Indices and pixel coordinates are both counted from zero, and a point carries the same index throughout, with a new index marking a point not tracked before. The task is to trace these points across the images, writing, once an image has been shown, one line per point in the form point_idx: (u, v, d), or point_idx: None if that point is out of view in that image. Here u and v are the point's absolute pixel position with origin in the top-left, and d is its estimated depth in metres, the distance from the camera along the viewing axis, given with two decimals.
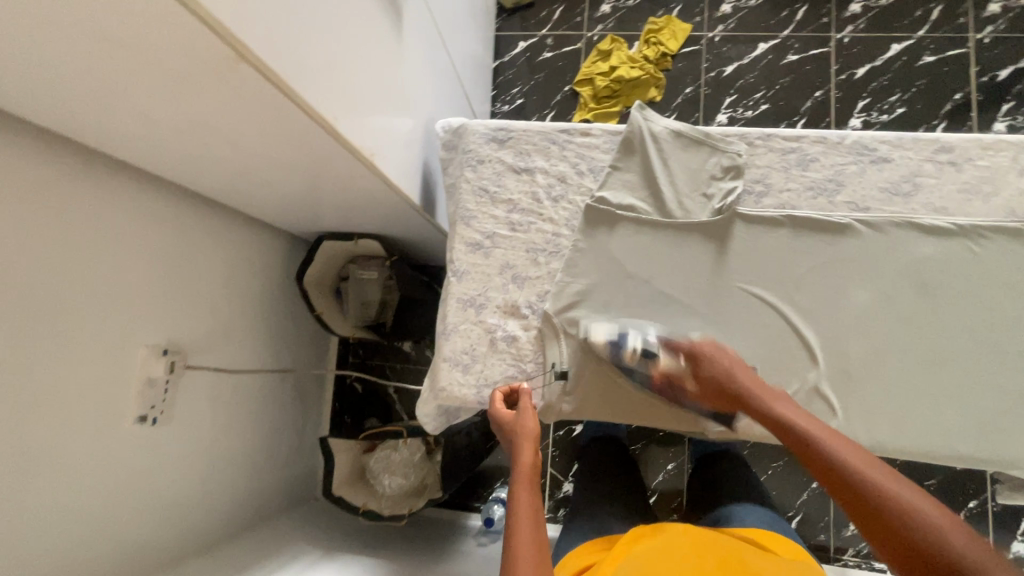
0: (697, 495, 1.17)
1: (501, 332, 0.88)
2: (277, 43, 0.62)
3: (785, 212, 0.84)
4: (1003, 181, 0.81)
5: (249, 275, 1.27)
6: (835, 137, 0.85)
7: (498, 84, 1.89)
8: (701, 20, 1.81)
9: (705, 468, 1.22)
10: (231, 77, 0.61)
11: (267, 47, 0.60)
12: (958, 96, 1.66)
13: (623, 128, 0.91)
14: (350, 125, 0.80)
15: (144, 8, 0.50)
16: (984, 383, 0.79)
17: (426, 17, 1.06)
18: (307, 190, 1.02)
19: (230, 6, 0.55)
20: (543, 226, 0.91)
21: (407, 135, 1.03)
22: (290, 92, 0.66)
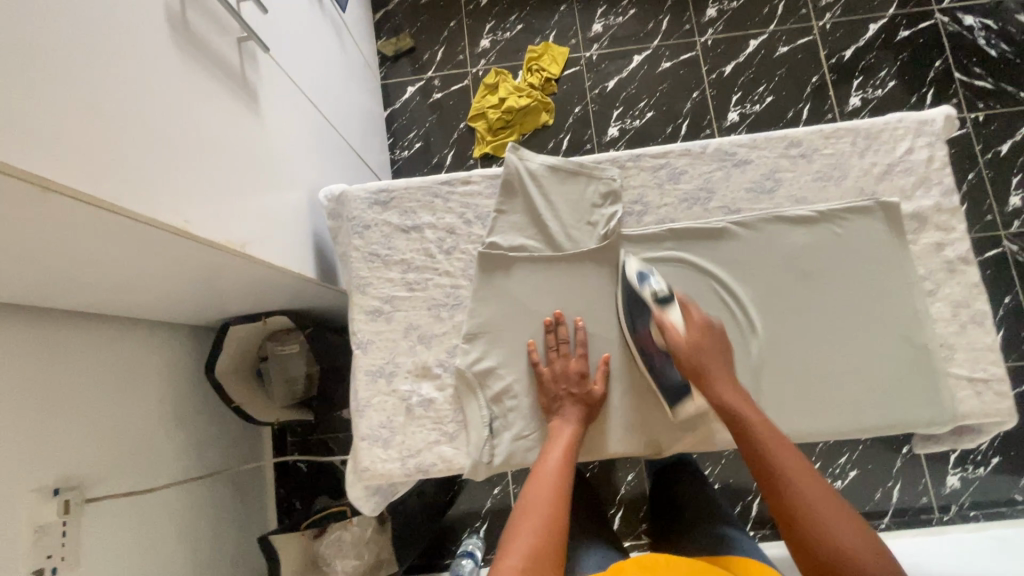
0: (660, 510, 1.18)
1: (417, 397, 0.85)
2: (93, 162, 0.57)
3: (666, 227, 0.87)
4: (849, 165, 0.88)
5: (152, 381, 1.18)
6: (697, 148, 0.90)
7: (393, 131, 1.88)
8: (576, 42, 1.89)
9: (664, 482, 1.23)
10: (45, 209, 0.55)
11: (78, 170, 0.55)
12: (815, 79, 1.81)
13: (501, 170, 0.92)
14: (211, 223, 0.74)
15: None
16: (878, 352, 0.82)
17: (290, 88, 1.03)
18: (191, 287, 0.96)
19: (18, 139, 0.49)
20: (441, 280, 0.89)
21: (290, 211, 0.98)
22: (121, 210, 0.60)
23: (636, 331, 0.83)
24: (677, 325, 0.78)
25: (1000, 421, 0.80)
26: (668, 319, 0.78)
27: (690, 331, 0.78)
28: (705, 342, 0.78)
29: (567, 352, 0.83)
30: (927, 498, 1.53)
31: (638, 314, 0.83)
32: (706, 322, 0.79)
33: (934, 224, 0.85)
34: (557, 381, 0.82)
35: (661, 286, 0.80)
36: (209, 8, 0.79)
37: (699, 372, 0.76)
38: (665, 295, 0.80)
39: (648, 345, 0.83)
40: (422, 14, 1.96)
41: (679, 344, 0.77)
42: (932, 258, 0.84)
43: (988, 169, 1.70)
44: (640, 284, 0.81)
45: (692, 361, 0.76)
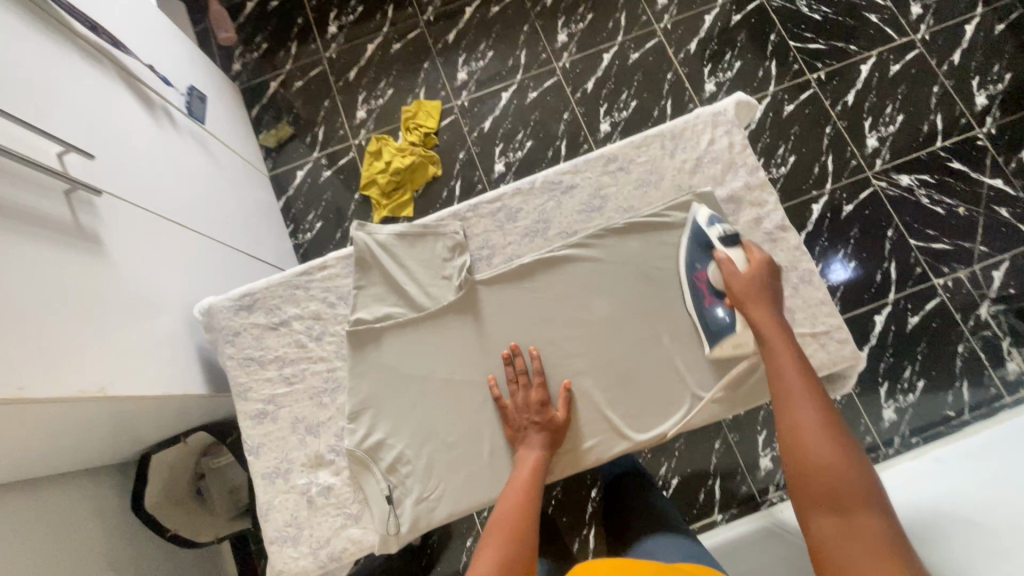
0: (616, 530, 1.21)
1: (315, 487, 0.86)
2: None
3: (513, 264, 0.93)
4: (663, 167, 0.95)
5: (80, 534, 1.15)
6: (526, 184, 0.96)
7: (292, 217, 1.92)
8: (446, 93, 1.98)
9: (616, 500, 1.26)
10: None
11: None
12: (670, 75, 1.94)
13: (352, 248, 0.96)
14: (51, 379, 0.75)
15: None
16: None
17: (144, 219, 1.06)
18: (83, 438, 0.96)
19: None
20: (317, 367, 0.92)
21: (159, 336, 1.00)
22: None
23: (693, 270, 0.88)
24: (737, 261, 0.84)
25: (848, 366, 0.86)
26: (726, 254, 0.85)
27: (749, 268, 0.83)
28: (764, 279, 0.82)
29: (528, 381, 0.86)
30: (871, 437, 1.59)
31: (696, 256, 0.88)
32: (766, 261, 0.83)
33: (748, 202, 0.93)
34: (526, 410, 0.85)
35: (727, 228, 0.87)
36: (26, 177, 0.82)
37: (745, 303, 0.80)
38: (732, 234, 0.86)
39: (703, 280, 0.87)
40: (297, 101, 2.03)
41: (737, 281, 0.82)
42: (754, 233, 0.91)
43: (841, 120, 1.83)
44: (708, 226, 0.87)
45: (745, 292, 0.81)
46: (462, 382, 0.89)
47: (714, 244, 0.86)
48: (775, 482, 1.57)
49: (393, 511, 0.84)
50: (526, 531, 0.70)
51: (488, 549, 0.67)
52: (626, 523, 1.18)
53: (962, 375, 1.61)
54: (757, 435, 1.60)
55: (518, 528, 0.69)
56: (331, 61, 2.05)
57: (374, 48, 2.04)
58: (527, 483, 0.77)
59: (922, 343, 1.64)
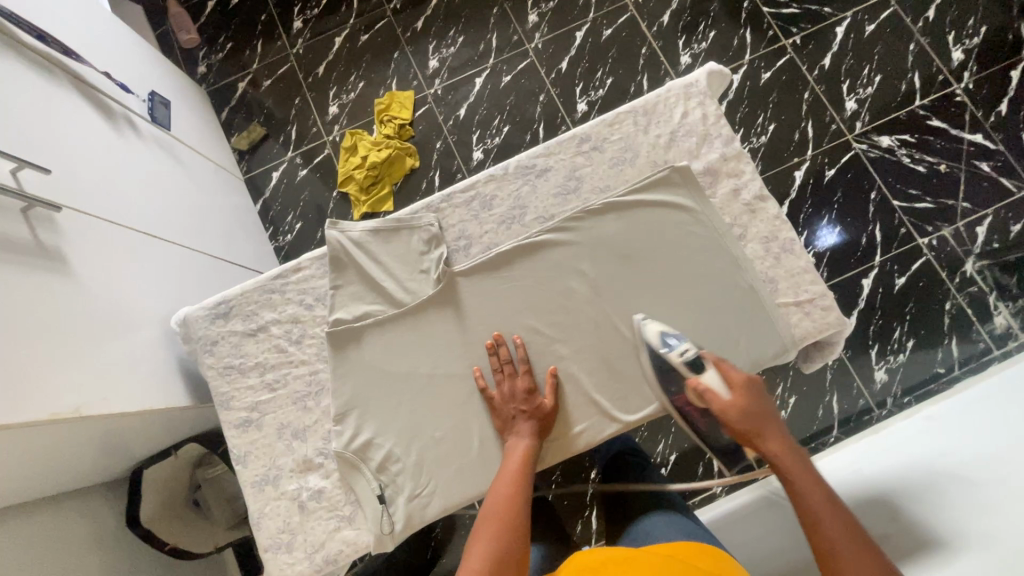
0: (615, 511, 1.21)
1: (306, 492, 0.85)
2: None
3: (491, 252, 0.91)
4: (638, 144, 0.93)
5: (76, 555, 1.14)
6: (500, 170, 0.94)
7: (271, 220, 1.89)
8: (419, 82, 1.94)
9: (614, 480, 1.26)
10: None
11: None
12: (645, 50, 1.90)
13: (325, 248, 0.94)
14: (22, 403, 0.73)
15: None
16: (716, 305, 0.86)
17: (110, 231, 1.03)
18: (68, 461, 0.94)
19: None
20: (299, 371, 0.90)
21: (134, 350, 0.98)
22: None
23: (674, 399, 0.83)
24: (717, 387, 0.77)
25: (835, 333, 0.86)
26: (704, 385, 0.77)
27: (729, 395, 0.76)
28: (749, 403, 0.75)
29: (514, 371, 0.85)
30: (863, 400, 1.60)
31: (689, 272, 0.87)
32: (745, 381, 0.77)
33: (725, 173, 0.91)
34: (512, 400, 0.84)
35: (686, 347, 0.80)
36: None
37: (748, 433, 0.74)
38: (693, 355, 0.80)
39: (688, 405, 0.82)
40: (267, 100, 1.99)
41: (727, 411, 0.75)
42: (732, 206, 0.90)
43: (819, 84, 1.81)
44: (664, 348, 0.81)
45: (746, 427, 0.74)
46: (448, 376, 0.88)
47: (678, 368, 0.80)
48: None
49: (386, 511, 0.84)
50: (516, 522, 0.69)
51: (480, 544, 0.66)
52: (625, 503, 1.18)
53: (951, 332, 1.62)
54: None
55: (507, 522, 0.68)
56: (299, 56, 2.00)
57: (342, 41, 1.99)
58: (515, 475, 0.76)
59: (909, 303, 1.64)
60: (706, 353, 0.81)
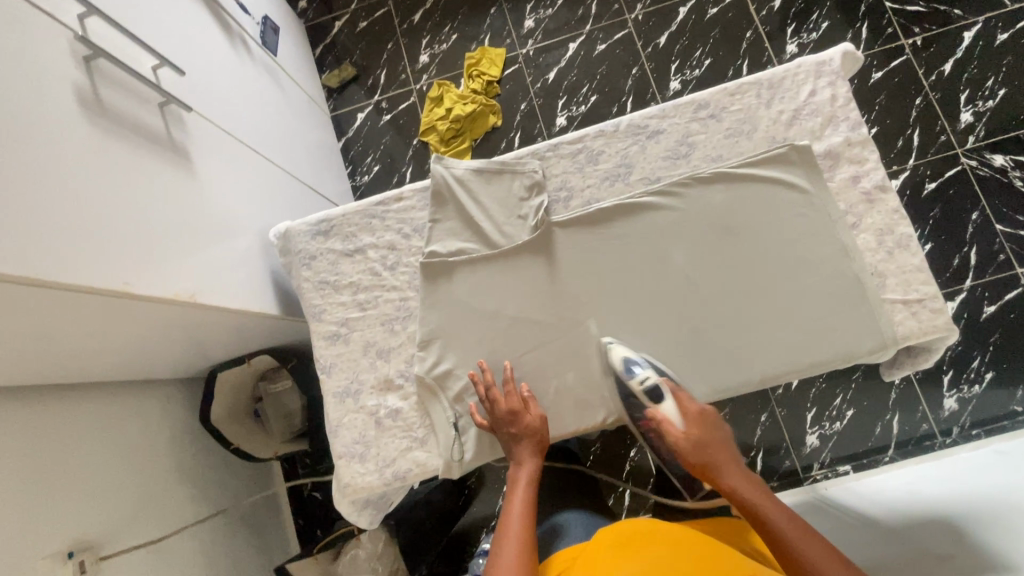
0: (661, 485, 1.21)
1: (384, 409, 0.89)
2: (14, 247, 0.62)
3: (592, 206, 0.91)
4: (757, 117, 0.90)
5: (149, 439, 1.23)
6: (611, 127, 0.93)
7: (351, 160, 1.93)
8: (512, 41, 1.92)
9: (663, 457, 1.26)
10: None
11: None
12: (749, 34, 1.82)
13: (428, 182, 0.96)
14: (150, 281, 0.79)
15: None
16: (818, 292, 0.84)
17: (225, 141, 1.08)
18: (166, 345, 1.01)
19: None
20: (389, 295, 0.93)
21: (241, 254, 1.04)
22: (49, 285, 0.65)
23: (637, 419, 0.88)
24: (673, 418, 0.83)
25: (940, 338, 0.82)
26: (661, 414, 0.83)
27: (685, 426, 0.82)
28: (706, 436, 0.82)
29: (497, 395, 0.84)
30: (927, 425, 1.53)
31: (792, 250, 0.85)
32: (701, 412, 0.82)
33: (847, 158, 0.87)
34: (505, 425, 0.84)
35: (647, 375, 0.82)
36: (125, 83, 0.84)
37: (705, 466, 0.80)
38: (653, 384, 0.82)
39: (651, 425, 0.87)
40: (360, 42, 2.01)
41: (681, 443, 0.82)
42: (850, 192, 0.86)
43: (934, 91, 1.70)
44: (627, 375, 0.82)
45: (702, 460, 0.80)
46: (531, 323, 0.89)
47: (637, 395, 0.83)
48: (820, 460, 1.54)
49: (457, 439, 0.87)
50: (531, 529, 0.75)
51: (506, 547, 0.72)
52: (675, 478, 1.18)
53: None
54: (807, 412, 1.57)
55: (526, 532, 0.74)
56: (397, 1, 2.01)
57: None
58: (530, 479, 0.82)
59: (995, 334, 1.55)
60: (667, 379, 0.84)
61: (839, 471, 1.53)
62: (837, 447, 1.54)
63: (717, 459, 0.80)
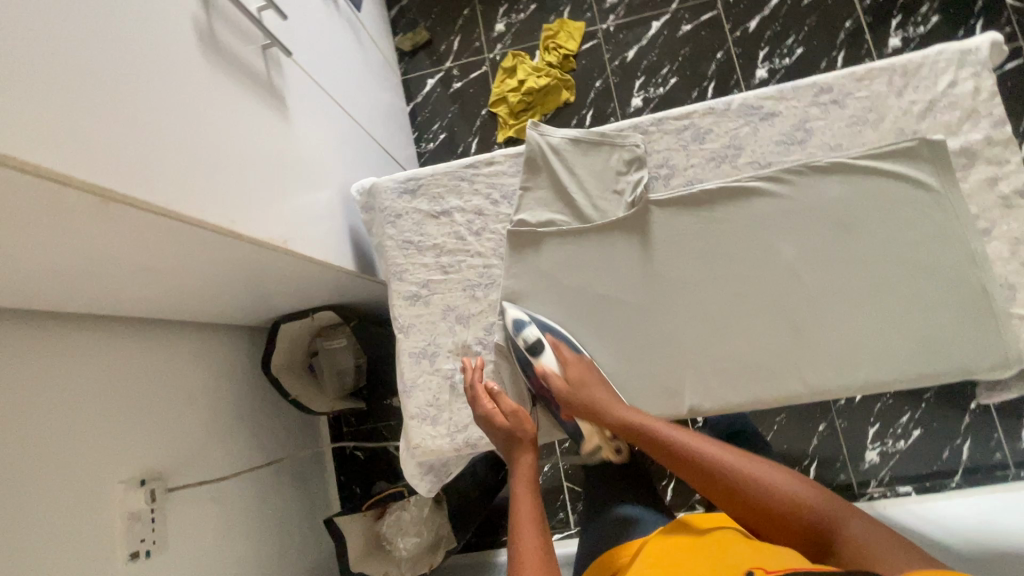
0: None
1: (459, 375, 0.88)
2: (136, 172, 0.62)
3: (694, 187, 0.86)
4: (886, 106, 0.84)
5: (215, 380, 1.26)
6: (721, 105, 0.88)
7: (418, 125, 1.91)
8: (592, 15, 1.85)
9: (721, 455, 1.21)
10: (101, 217, 0.62)
11: (121, 176, 0.60)
12: (849, 24, 1.71)
13: (522, 148, 0.93)
14: (250, 222, 0.80)
15: (12, 192, 0.52)
16: (937, 299, 0.78)
17: (315, 92, 1.08)
18: (244, 289, 1.02)
19: (62, 150, 0.54)
20: (473, 261, 0.92)
21: (324, 206, 1.04)
22: (163, 213, 0.66)
23: (529, 377, 0.89)
24: (553, 367, 0.86)
25: None
26: (545, 367, 0.86)
27: (568, 368, 0.85)
28: (585, 373, 0.84)
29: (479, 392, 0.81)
30: (1001, 454, 1.44)
31: (912, 254, 0.80)
32: (579, 356, 0.85)
33: (985, 158, 0.80)
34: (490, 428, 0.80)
35: (533, 334, 0.85)
36: (234, 19, 0.83)
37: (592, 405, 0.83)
38: (535, 341, 0.86)
39: (542, 390, 0.90)
40: (435, 7, 1.98)
41: (562, 389, 0.86)
42: (984, 195, 0.79)
43: None
44: (516, 332, 0.85)
45: (575, 378, 0.84)
46: (617, 302, 0.86)
47: (522, 353, 0.86)
48: (878, 478, 1.48)
49: None
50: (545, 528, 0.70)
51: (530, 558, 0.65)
52: None
53: None
54: (869, 428, 1.50)
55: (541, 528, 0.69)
56: None
57: None
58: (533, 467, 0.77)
59: None
60: (550, 334, 0.87)
61: (898, 492, 1.46)
62: (898, 467, 1.47)
63: (600, 398, 0.83)
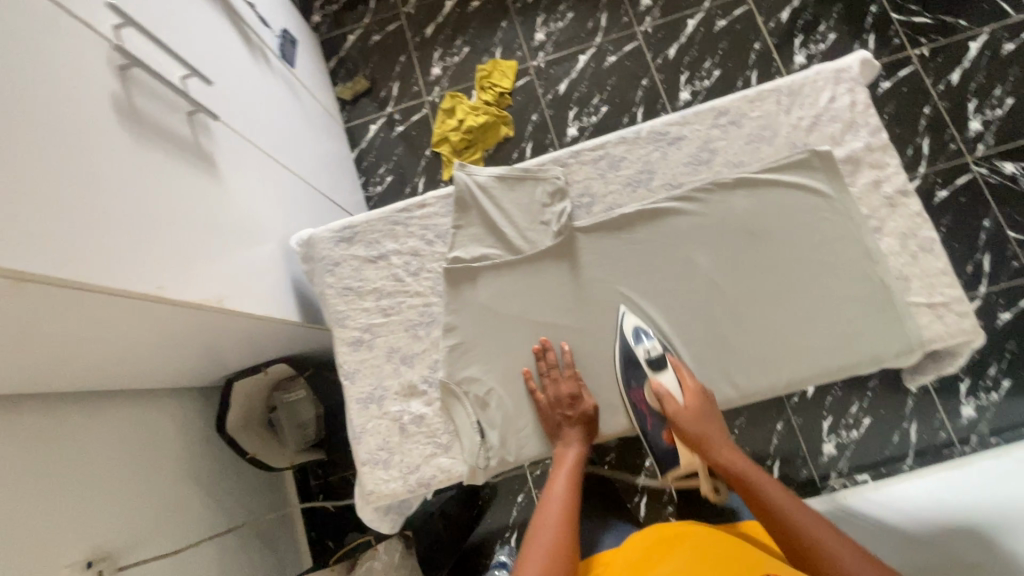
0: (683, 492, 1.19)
1: (408, 415, 0.89)
2: (53, 251, 0.63)
3: (614, 212, 0.91)
4: (778, 124, 0.91)
5: (168, 447, 1.23)
6: (632, 133, 0.94)
7: (364, 170, 1.95)
8: (522, 54, 1.95)
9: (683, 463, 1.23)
10: (15, 298, 0.61)
11: (36, 256, 0.61)
12: (757, 46, 1.85)
13: (451, 189, 0.97)
14: (181, 286, 0.80)
15: None
16: (843, 296, 0.84)
17: (249, 151, 1.10)
18: (185, 352, 1.01)
19: None
20: (412, 301, 0.94)
21: (265, 261, 1.05)
22: (82, 287, 0.66)
23: (631, 393, 0.86)
24: (674, 392, 0.84)
25: (966, 342, 0.82)
26: (662, 386, 0.84)
27: (686, 398, 0.83)
28: (702, 408, 0.82)
29: (547, 378, 0.85)
30: (945, 433, 1.52)
31: (816, 255, 0.86)
32: (701, 388, 0.83)
33: (867, 163, 0.88)
34: (545, 413, 0.85)
35: (656, 347, 0.84)
36: (157, 91, 0.85)
37: (701, 441, 0.82)
38: (658, 355, 0.84)
39: (640, 403, 0.86)
40: (373, 56, 2.04)
41: (679, 414, 0.83)
42: (871, 197, 0.87)
43: (942, 100, 1.71)
44: (635, 342, 0.85)
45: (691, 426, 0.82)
46: (553, 328, 0.89)
47: (640, 364, 0.85)
48: (837, 469, 1.53)
49: (482, 445, 0.86)
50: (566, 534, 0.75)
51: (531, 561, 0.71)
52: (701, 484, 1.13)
53: None
54: (823, 421, 1.56)
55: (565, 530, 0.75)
56: (410, 16, 2.05)
57: (452, 5, 2.03)
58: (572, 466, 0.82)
59: (1012, 341, 1.54)
60: (672, 354, 0.86)
61: (857, 481, 1.51)
62: (854, 455, 1.53)
63: (709, 434, 0.82)
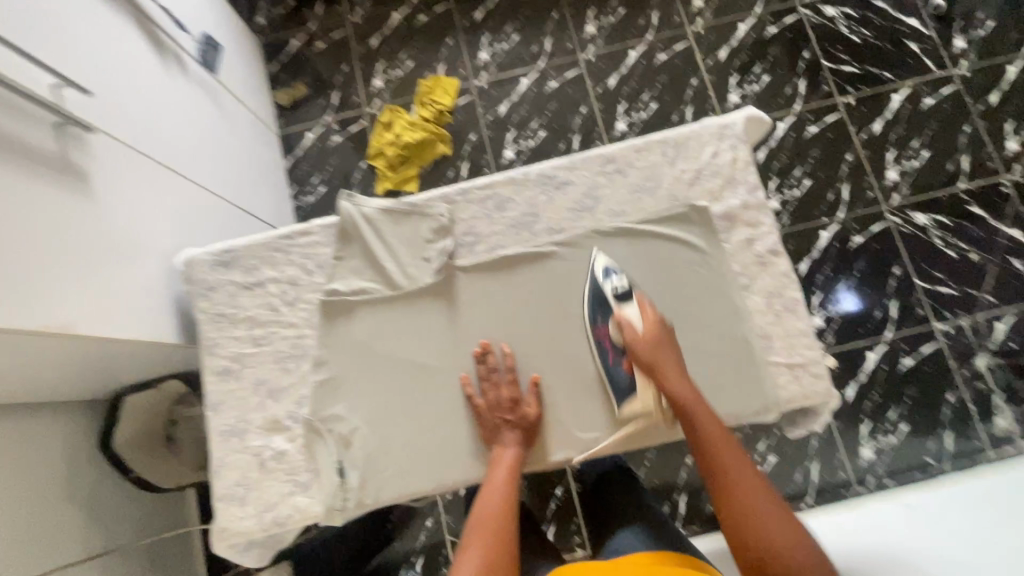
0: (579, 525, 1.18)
1: (269, 451, 0.87)
2: None
3: (495, 254, 0.91)
4: (662, 174, 0.92)
5: (47, 464, 1.17)
6: (520, 175, 0.94)
7: (296, 179, 1.91)
8: (466, 72, 1.94)
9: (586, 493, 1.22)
10: None
11: None
12: (694, 82, 1.88)
13: (335, 218, 0.94)
14: (19, 312, 0.75)
15: None
16: (706, 352, 0.85)
17: (139, 164, 1.06)
18: (47, 373, 0.95)
19: None
20: (286, 332, 0.91)
21: (143, 280, 1.00)
22: None
23: (595, 326, 0.87)
24: (634, 320, 0.84)
25: (821, 403, 0.84)
26: (626, 316, 0.84)
27: (645, 329, 0.83)
28: (661, 338, 0.82)
29: (490, 379, 0.85)
30: (844, 473, 1.56)
31: (686, 309, 0.87)
32: (660, 320, 0.84)
33: (743, 221, 0.89)
34: (486, 409, 0.84)
35: (622, 281, 0.86)
36: (9, 101, 0.81)
37: (650, 360, 0.81)
38: (625, 290, 0.86)
39: (604, 337, 0.86)
40: (315, 62, 2.00)
41: (638, 341, 0.82)
42: (744, 254, 0.88)
43: (864, 148, 1.77)
44: (603, 278, 0.87)
45: (645, 349, 0.81)
46: (426, 368, 0.88)
47: (608, 299, 0.86)
48: None
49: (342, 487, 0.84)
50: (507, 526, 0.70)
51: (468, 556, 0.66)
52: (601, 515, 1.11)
53: (948, 423, 1.57)
54: None
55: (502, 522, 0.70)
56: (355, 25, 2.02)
57: (399, 18, 2.01)
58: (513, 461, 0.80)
59: (911, 386, 1.60)
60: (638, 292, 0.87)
61: None
62: None
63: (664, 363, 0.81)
